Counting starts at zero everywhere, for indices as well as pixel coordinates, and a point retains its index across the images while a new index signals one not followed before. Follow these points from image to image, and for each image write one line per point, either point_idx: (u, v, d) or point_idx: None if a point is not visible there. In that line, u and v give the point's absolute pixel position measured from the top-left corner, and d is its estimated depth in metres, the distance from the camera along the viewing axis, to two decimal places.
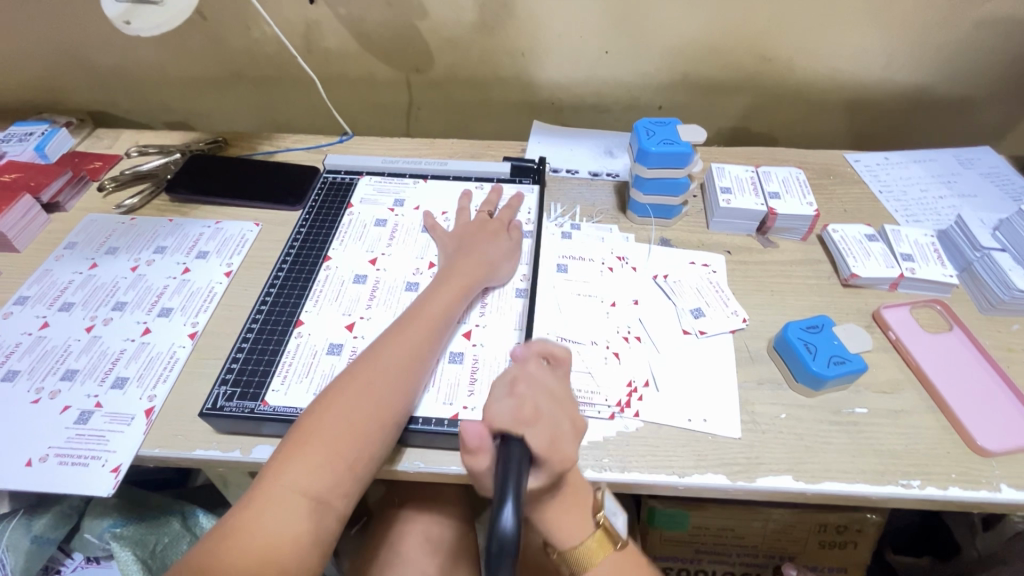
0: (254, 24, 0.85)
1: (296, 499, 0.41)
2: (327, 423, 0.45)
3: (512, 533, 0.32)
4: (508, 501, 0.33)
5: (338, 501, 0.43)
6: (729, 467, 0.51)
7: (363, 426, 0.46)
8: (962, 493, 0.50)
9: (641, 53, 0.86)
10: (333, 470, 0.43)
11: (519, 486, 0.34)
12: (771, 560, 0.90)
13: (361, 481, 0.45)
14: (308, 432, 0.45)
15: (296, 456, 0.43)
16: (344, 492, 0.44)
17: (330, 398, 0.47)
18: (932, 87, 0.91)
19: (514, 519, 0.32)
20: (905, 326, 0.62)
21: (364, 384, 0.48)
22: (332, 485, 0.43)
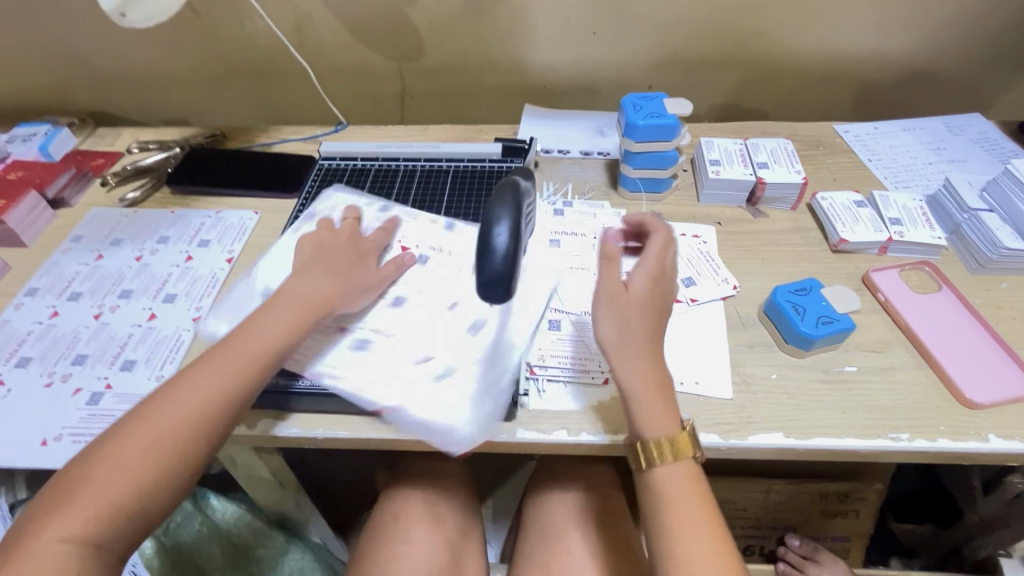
0: (247, 18, 0.87)
1: (58, 548, 0.38)
2: (101, 469, 0.41)
3: (498, 246, 0.47)
4: (501, 221, 0.47)
5: (109, 545, 0.40)
6: (721, 426, 0.52)
7: (146, 471, 0.41)
8: (951, 444, 0.51)
9: (628, 32, 0.87)
10: (97, 517, 0.39)
11: (514, 219, 0.48)
12: (774, 531, 0.92)
13: (173, 480, 0.42)
14: (77, 475, 0.41)
15: (58, 504, 0.40)
16: (115, 536, 0.40)
17: (113, 438, 0.43)
18: (923, 54, 0.91)
19: (503, 237, 0.47)
20: (893, 287, 0.63)
21: (156, 427, 0.43)
22: (96, 531, 0.39)
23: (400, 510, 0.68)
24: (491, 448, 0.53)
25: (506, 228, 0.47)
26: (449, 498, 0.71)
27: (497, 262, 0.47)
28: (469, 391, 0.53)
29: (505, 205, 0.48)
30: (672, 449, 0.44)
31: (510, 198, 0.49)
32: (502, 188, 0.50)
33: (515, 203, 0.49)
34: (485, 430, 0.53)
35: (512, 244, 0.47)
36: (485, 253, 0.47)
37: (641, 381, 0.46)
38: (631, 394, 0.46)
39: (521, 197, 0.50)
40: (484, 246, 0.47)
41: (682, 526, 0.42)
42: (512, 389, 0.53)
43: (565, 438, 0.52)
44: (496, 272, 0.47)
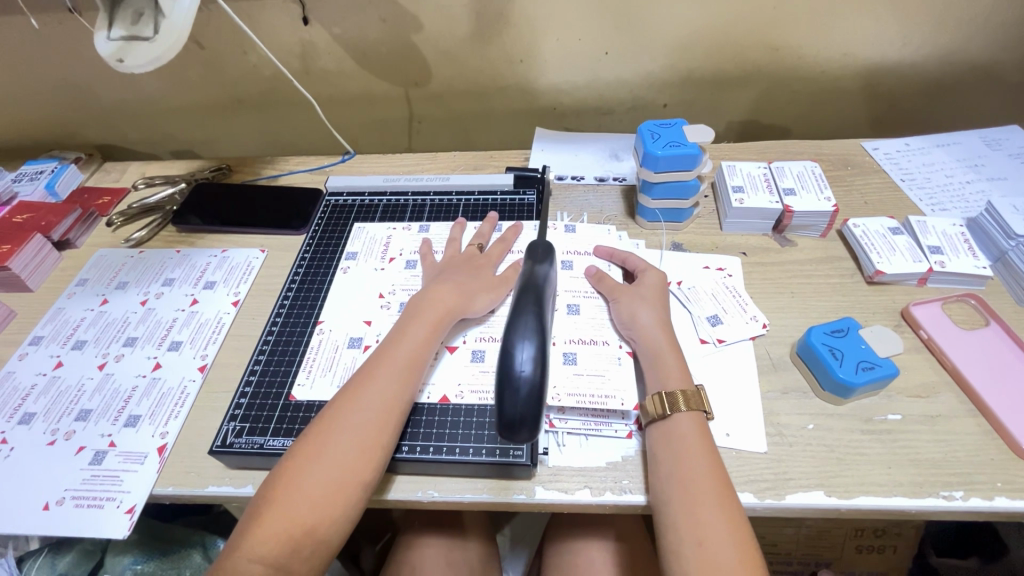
0: (250, 50, 0.85)
1: (254, 569, 0.40)
2: (286, 493, 0.43)
3: (527, 373, 0.43)
4: (528, 347, 0.45)
5: (301, 566, 0.42)
6: (756, 484, 0.49)
7: (334, 489, 0.44)
8: (1010, 503, 0.46)
9: (642, 52, 0.83)
10: (292, 537, 0.42)
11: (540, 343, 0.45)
12: (807, 567, 0.86)
13: (329, 545, 0.43)
14: (267, 500, 0.43)
15: (254, 525, 0.42)
16: (305, 557, 0.42)
17: (288, 464, 0.45)
18: (956, 63, 0.86)
19: (530, 364, 0.44)
20: (937, 324, 0.58)
21: (327, 447, 0.45)
22: (291, 552, 0.41)
23: (413, 560, 0.65)
24: (509, 509, 0.50)
25: (529, 355, 0.44)
26: (466, 547, 0.68)
27: (523, 395, 0.43)
28: (486, 451, 0.50)
29: (527, 323, 0.46)
30: (684, 401, 0.49)
31: (533, 310, 0.48)
32: (520, 296, 0.50)
33: (535, 325, 0.46)
34: (500, 491, 0.49)
35: (537, 373, 0.44)
36: (509, 387, 0.43)
37: (659, 338, 0.54)
38: (649, 348, 0.54)
39: (542, 308, 0.49)
40: (508, 379, 0.43)
41: (698, 507, 0.43)
42: (529, 448, 0.50)
43: (588, 499, 0.49)
44: (520, 412, 0.42)
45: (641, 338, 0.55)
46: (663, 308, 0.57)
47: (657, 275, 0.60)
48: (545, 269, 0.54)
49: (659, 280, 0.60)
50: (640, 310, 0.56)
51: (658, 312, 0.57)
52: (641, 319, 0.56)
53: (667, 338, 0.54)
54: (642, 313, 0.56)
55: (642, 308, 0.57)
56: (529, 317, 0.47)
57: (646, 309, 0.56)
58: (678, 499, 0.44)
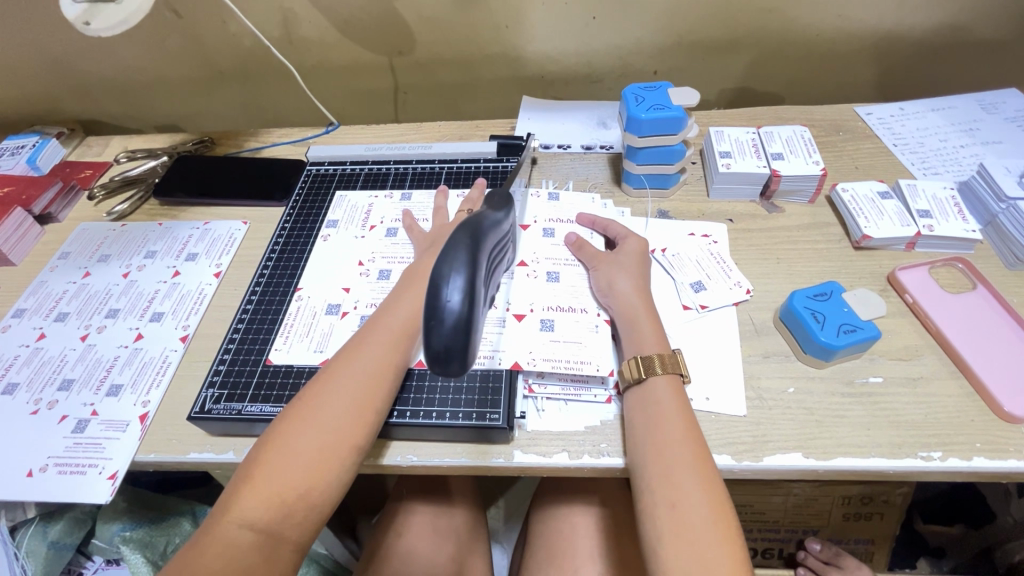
0: (229, 18, 0.83)
1: (244, 534, 0.40)
2: (276, 459, 0.43)
3: (453, 308, 0.34)
4: (456, 275, 0.35)
5: (293, 532, 0.41)
6: (735, 446, 0.49)
7: (327, 454, 0.43)
8: (989, 463, 0.46)
9: (630, 15, 0.81)
10: (283, 502, 0.41)
11: (473, 269, 0.36)
12: (795, 535, 0.87)
13: (319, 510, 0.43)
14: (255, 466, 0.42)
15: (242, 491, 0.41)
16: (297, 522, 0.41)
17: (277, 431, 0.44)
18: (955, 25, 0.84)
19: (458, 296, 0.35)
20: (924, 288, 0.57)
21: (319, 414, 0.45)
22: (282, 517, 0.41)
23: (399, 526, 0.66)
24: (487, 472, 0.50)
25: (458, 286, 0.35)
26: (452, 514, 0.68)
27: (449, 326, 0.35)
28: (462, 416, 0.50)
29: (459, 249, 0.36)
30: (659, 364, 0.49)
31: (467, 230, 0.38)
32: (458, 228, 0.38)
33: (467, 249, 0.36)
34: (480, 456, 0.50)
35: (467, 305, 0.35)
36: (432, 321, 0.35)
37: (635, 304, 0.54)
38: (625, 314, 0.53)
39: (480, 231, 0.38)
40: (429, 312, 0.35)
41: (672, 470, 0.43)
42: (506, 412, 0.50)
43: (565, 462, 0.49)
44: (445, 345, 0.35)
45: (617, 305, 0.54)
46: (642, 275, 0.57)
47: (639, 242, 0.60)
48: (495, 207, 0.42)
49: (640, 248, 0.59)
50: (617, 276, 0.56)
51: (636, 279, 0.56)
52: (618, 286, 0.55)
53: (643, 304, 0.54)
54: (619, 280, 0.56)
55: (620, 275, 0.56)
56: (462, 241, 0.37)
57: (621, 277, 0.56)
58: (653, 466, 0.44)
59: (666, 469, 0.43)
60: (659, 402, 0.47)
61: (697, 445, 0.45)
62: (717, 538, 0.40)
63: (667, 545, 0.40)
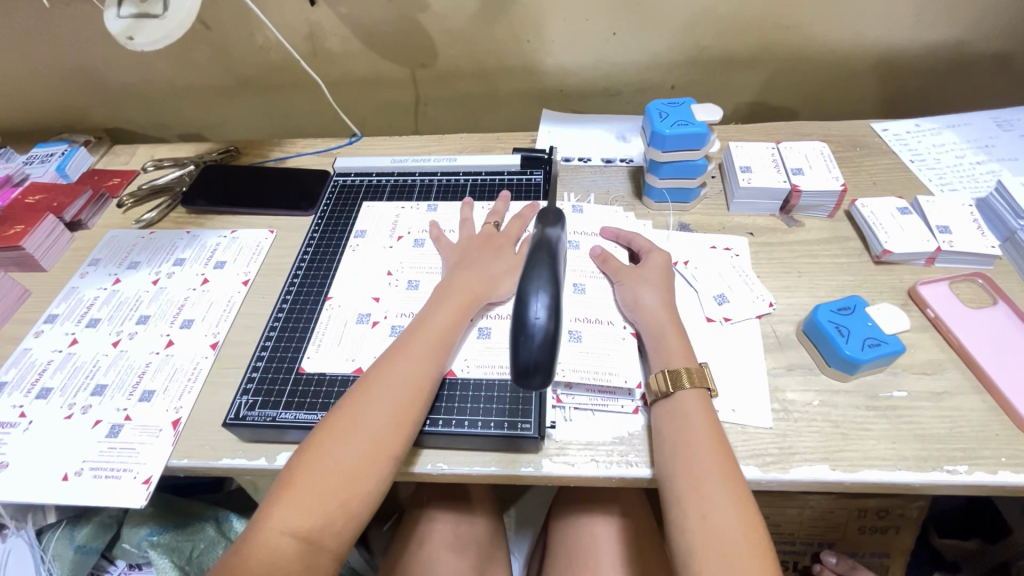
0: (256, 31, 0.85)
1: (286, 541, 0.41)
2: (317, 467, 0.44)
3: (540, 323, 0.42)
4: (541, 296, 0.44)
5: (333, 539, 0.42)
6: (761, 458, 0.49)
7: (365, 463, 0.44)
8: (1014, 477, 0.47)
9: (649, 32, 0.83)
10: (324, 510, 0.42)
11: (554, 291, 0.44)
12: (810, 547, 0.86)
13: (357, 519, 0.44)
14: (296, 474, 0.44)
15: (284, 498, 0.43)
16: (337, 530, 0.43)
17: (316, 441, 0.45)
18: (969, 43, 0.85)
19: (544, 313, 0.43)
20: (945, 303, 0.58)
21: (357, 423, 0.46)
22: (323, 525, 0.42)
23: (422, 534, 0.67)
24: (517, 481, 0.51)
25: (544, 305, 0.43)
26: (473, 522, 0.69)
27: (540, 335, 0.42)
28: (491, 425, 0.51)
29: (541, 273, 0.45)
30: (688, 377, 0.50)
31: (547, 259, 0.47)
32: (534, 254, 0.48)
33: (550, 275, 0.45)
34: (509, 465, 0.50)
35: (552, 322, 0.43)
36: (523, 335, 0.42)
37: (659, 317, 0.55)
38: (651, 328, 0.55)
39: (555, 259, 0.48)
40: (520, 327, 0.43)
41: (704, 485, 0.44)
42: (537, 422, 0.51)
43: (595, 472, 0.49)
44: (535, 357, 0.42)
45: (643, 318, 0.55)
46: (667, 290, 0.58)
47: (663, 256, 0.61)
48: (557, 231, 0.52)
49: (663, 262, 0.60)
50: (642, 289, 0.57)
51: (661, 293, 0.57)
52: (644, 300, 0.56)
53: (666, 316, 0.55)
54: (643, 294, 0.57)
55: (645, 289, 0.57)
56: (543, 267, 0.46)
57: (646, 290, 0.57)
58: (686, 480, 0.45)
59: (698, 483, 0.44)
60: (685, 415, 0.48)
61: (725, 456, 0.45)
62: (751, 553, 0.40)
63: (702, 559, 0.41)
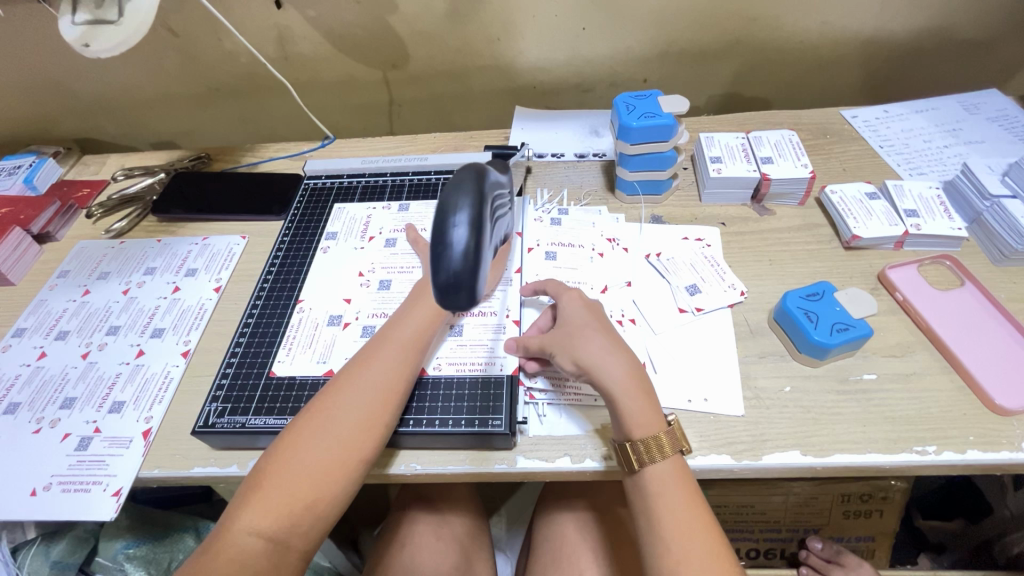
0: (224, 36, 0.84)
1: (253, 542, 0.41)
2: (286, 467, 0.43)
3: (462, 245, 0.37)
4: (462, 214, 0.37)
5: (299, 539, 0.42)
6: (733, 446, 0.49)
7: (334, 464, 0.44)
8: (982, 456, 0.47)
9: (619, 25, 0.83)
10: (291, 511, 0.42)
11: (484, 211, 0.38)
12: (796, 534, 0.85)
13: (324, 520, 0.44)
14: (265, 475, 0.43)
15: (252, 499, 0.42)
16: (304, 530, 0.42)
17: (286, 441, 0.45)
18: (936, 29, 0.86)
19: (466, 233, 0.37)
20: (913, 286, 0.59)
21: (328, 425, 0.46)
22: (290, 526, 0.42)
23: (403, 536, 0.66)
24: (491, 479, 0.51)
25: (466, 220, 0.37)
26: (455, 523, 0.69)
27: (456, 261, 0.37)
28: (462, 422, 0.50)
29: (466, 184, 0.38)
30: (659, 447, 0.45)
31: (471, 181, 0.38)
32: (464, 165, 0.40)
33: (477, 190, 0.38)
34: (483, 462, 0.50)
35: (474, 241, 0.37)
36: (438, 250, 0.37)
37: (622, 382, 0.47)
38: (615, 393, 0.47)
39: (486, 170, 0.40)
40: (437, 240, 0.37)
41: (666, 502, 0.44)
42: (508, 418, 0.50)
43: (568, 466, 0.49)
44: (455, 273, 0.37)
45: (596, 383, 0.48)
46: (608, 337, 0.50)
47: (580, 300, 0.54)
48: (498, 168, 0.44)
49: (591, 305, 0.54)
50: (585, 345, 0.49)
51: (627, 361, 0.49)
52: (594, 359, 0.48)
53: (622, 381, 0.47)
54: (591, 343, 0.49)
55: (590, 346, 0.49)
56: (469, 177, 0.38)
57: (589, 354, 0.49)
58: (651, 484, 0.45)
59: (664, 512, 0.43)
60: (655, 482, 0.45)
61: (703, 514, 0.43)
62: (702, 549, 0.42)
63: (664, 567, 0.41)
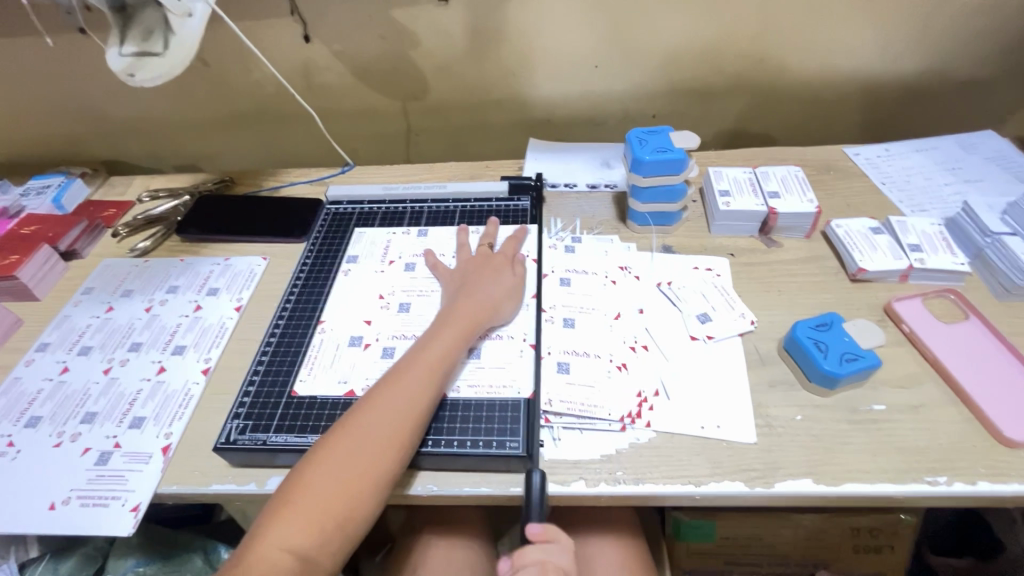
0: (253, 66, 0.88)
1: (283, 558, 0.41)
2: (317, 484, 0.44)
3: None
4: None
5: (327, 558, 0.43)
6: (746, 473, 0.50)
7: (364, 483, 0.45)
8: (992, 487, 0.48)
9: (630, 64, 0.87)
10: (322, 528, 0.43)
11: None
12: (805, 568, 0.84)
13: (351, 538, 0.44)
14: (295, 490, 0.44)
15: (283, 515, 0.43)
16: (332, 547, 0.43)
17: (318, 457, 0.46)
18: (932, 73, 0.90)
19: None
20: (919, 318, 0.60)
21: (358, 443, 0.47)
22: (321, 543, 0.43)
23: (411, 561, 0.66)
24: (507, 501, 0.51)
25: None
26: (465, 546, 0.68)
27: None
28: (478, 444, 0.52)
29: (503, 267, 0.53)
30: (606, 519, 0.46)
31: None
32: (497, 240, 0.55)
33: None
34: (500, 485, 0.51)
35: None
36: None
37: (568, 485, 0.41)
38: None
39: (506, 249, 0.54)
40: None
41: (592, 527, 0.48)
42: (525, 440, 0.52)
43: (583, 490, 0.50)
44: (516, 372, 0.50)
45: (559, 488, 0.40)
46: None
47: None
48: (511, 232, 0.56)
49: None
50: None
51: None
52: None
53: None
54: None
55: None
56: None
57: None
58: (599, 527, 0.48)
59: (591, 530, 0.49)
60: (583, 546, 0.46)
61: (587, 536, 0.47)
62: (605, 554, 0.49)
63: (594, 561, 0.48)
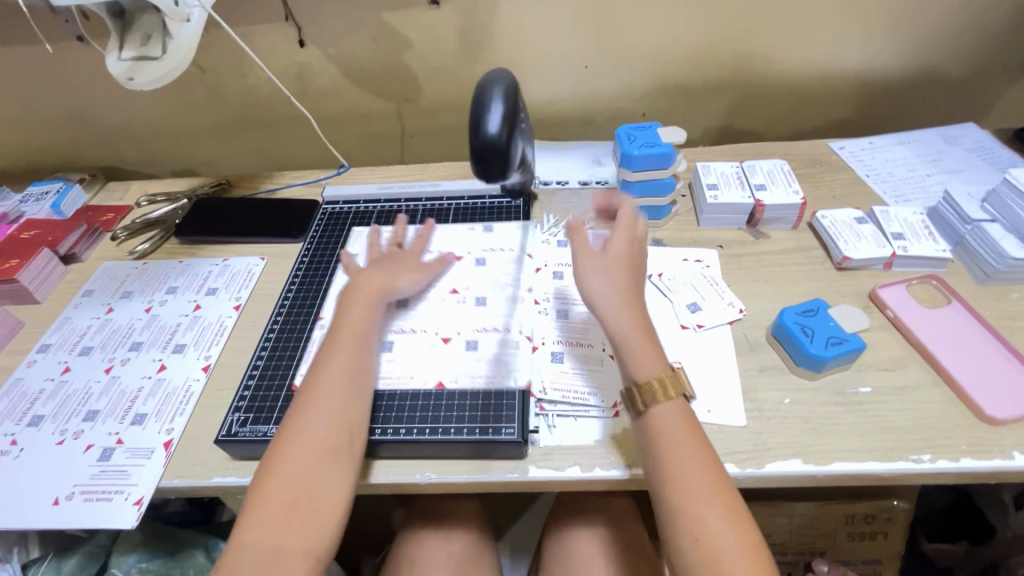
0: (249, 71, 0.90)
1: (256, 556, 0.41)
2: (272, 483, 0.45)
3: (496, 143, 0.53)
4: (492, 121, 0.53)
5: (303, 545, 0.43)
6: (736, 455, 0.51)
7: (317, 467, 0.45)
8: (974, 463, 0.49)
9: (619, 63, 0.89)
10: (291, 519, 0.43)
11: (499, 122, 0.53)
12: (802, 557, 0.84)
13: (329, 522, 0.44)
14: (256, 495, 0.44)
15: (249, 518, 0.43)
16: (304, 534, 0.43)
17: (270, 460, 0.46)
18: (914, 68, 0.92)
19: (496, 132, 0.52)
20: (903, 304, 0.62)
21: (300, 433, 0.47)
22: (290, 533, 0.43)
23: (411, 553, 0.67)
24: (502, 488, 0.52)
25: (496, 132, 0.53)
26: (464, 538, 0.69)
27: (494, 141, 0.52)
28: (474, 431, 0.53)
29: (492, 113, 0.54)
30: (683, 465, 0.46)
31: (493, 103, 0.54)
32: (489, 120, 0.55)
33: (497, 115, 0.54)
34: (495, 471, 0.52)
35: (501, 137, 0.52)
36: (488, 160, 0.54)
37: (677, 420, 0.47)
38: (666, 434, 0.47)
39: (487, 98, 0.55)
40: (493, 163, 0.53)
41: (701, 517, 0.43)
42: (520, 426, 0.53)
43: (578, 475, 0.51)
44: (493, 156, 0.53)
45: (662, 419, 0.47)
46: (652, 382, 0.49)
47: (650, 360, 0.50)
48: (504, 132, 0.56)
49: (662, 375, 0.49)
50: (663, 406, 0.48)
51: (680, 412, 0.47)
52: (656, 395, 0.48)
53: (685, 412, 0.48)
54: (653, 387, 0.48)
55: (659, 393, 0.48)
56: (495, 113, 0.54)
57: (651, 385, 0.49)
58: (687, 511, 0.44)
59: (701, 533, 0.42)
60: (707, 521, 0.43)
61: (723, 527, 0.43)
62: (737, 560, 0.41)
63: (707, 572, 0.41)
